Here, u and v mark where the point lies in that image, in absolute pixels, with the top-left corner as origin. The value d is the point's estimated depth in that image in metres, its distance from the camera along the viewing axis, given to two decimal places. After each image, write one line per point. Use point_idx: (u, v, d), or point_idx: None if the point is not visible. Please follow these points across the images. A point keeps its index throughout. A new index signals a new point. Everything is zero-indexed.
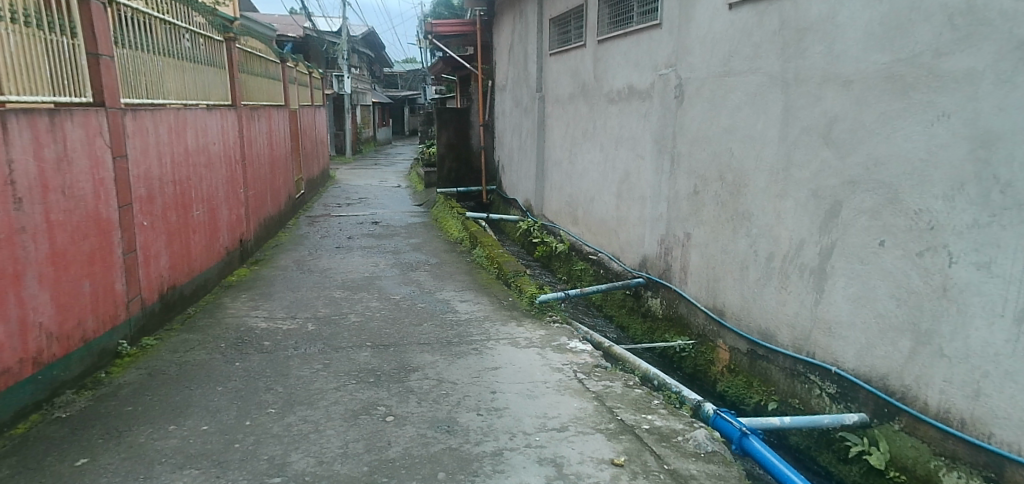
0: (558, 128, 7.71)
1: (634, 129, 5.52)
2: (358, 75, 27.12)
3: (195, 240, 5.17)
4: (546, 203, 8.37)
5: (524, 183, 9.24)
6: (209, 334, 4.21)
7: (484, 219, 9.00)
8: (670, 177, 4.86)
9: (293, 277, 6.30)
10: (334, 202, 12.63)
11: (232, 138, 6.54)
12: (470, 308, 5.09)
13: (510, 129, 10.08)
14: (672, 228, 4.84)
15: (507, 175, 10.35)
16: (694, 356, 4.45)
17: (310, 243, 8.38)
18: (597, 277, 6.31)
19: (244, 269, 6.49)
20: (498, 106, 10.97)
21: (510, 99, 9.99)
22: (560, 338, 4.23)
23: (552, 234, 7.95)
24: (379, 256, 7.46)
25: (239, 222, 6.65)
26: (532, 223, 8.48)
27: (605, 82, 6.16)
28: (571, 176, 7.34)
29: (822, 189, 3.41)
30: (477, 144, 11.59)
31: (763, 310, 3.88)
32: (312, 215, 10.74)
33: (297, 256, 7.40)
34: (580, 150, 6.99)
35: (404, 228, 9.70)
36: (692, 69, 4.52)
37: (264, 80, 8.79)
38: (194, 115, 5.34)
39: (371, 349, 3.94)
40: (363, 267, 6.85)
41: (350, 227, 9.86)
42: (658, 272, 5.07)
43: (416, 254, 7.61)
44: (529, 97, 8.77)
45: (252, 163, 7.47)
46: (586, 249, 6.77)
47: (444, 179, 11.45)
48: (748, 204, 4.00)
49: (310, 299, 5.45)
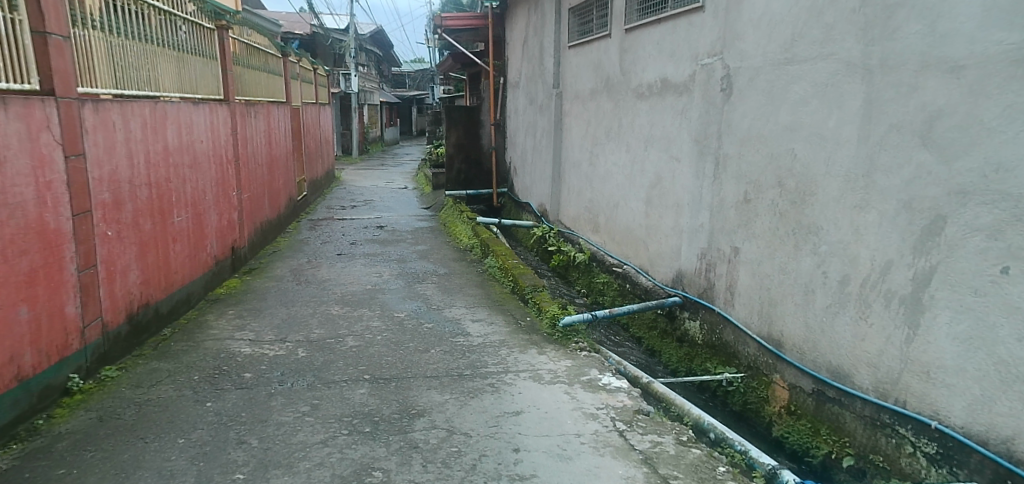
0: (578, 128, 7.10)
1: (669, 128, 4.91)
2: (365, 74, 26.64)
3: (176, 250, 4.59)
4: (563, 208, 7.75)
5: (538, 187, 8.63)
6: (183, 363, 3.64)
7: (496, 225, 8.40)
8: (714, 183, 4.24)
9: (287, 290, 5.73)
10: (338, 204, 12.07)
11: (223, 136, 5.95)
12: (483, 330, 4.49)
13: (523, 128, 9.48)
14: (715, 241, 4.23)
15: (520, 177, 9.76)
16: (744, 392, 3.84)
17: (309, 249, 7.82)
18: (622, 292, 5.70)
19: (235, 280, 5.91)
20: (510, 104, 10.38)
21: (524, 97, 9.38)
22: (589, 371, 3.60)
23: (570, 242, 7.35)
24: (382, 266, 6.87)
25: (229, 228, 6.06)
26: (548, 229, 7.88)
27: (634, 75, 5.55)
28: (592, 179, 6.72)
29: (917, 201, 2.79)
30: (487, 144, 11.00)
31: (833, 343, 3.26)
32: (313, 218, 10.18)
33: (294, 264, 6.83)
34: (603, 150, 6.38)
35: (410, 233, 9.11)
36: (744, 57, 3.91)
37: (264, 75, 8.23)
38: (177, 110, 4.76)
39: (369, 385, 3.35)
40: (365, 278, 6.27)
41: (353, 231, 9.29)
42: (698, 291, 4.45)
43: (423, 263, 7.01)
44: (545, 94, 8.17)
45: (247, 163, 6.90)
46: (608, 260, 6.16)
47: (453, 181, 10.88)
48: (814, 216, 3.38)
49: (304, 317, 4.87)
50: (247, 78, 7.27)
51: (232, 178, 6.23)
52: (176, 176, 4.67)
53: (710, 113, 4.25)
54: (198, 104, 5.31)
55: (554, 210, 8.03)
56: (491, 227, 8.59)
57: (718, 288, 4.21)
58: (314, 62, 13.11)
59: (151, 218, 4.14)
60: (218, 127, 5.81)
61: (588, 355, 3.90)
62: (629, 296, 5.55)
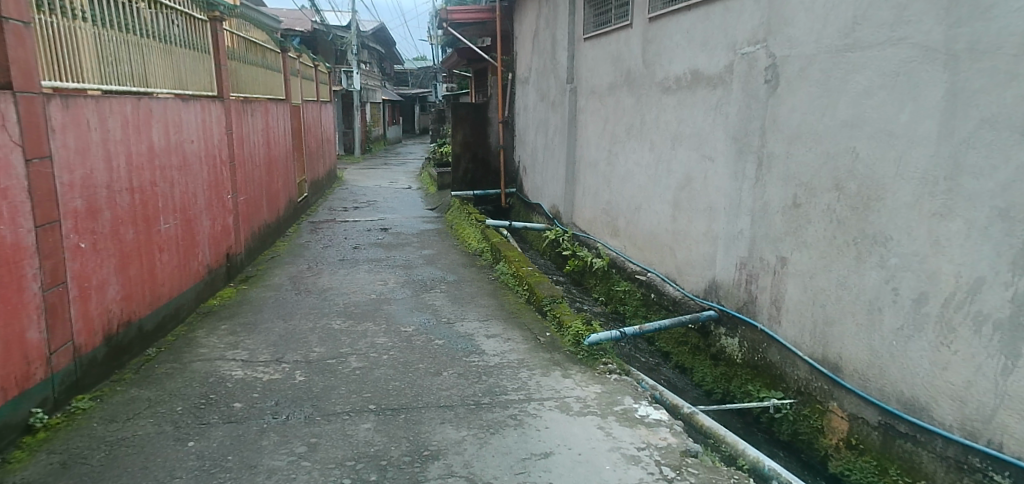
0: (594, 125, 6.69)
1: (702, 125, 4.50)
2: (367, 72, 26.22)
3: (163, 259, 4.21)
4: (578, 210, 7.34)
5: (550, 187, 8.21)
6: (166, 390, 3.24)
7: (507, 227, 7.98)
8: (756, 185, 3.83)
9: (286, 300, 5.33)
10: (340, 205, 11.68)
11: (216, 135, 5.56)
12: (499, 347, 4.08)
13: (533, 126, 9.06)
14: (757, 251, 3.82)
15: (530, 177, 9.35)
16: (794, 420, 3.45)
17: (309, 255, 7.42)
18: (646, 301, 5.29)
19: (229, 289, 5.53)
20: (519, 101, 9.97)
21: (534, 94, 8.96)
22: (623, 399, 3.18)
23: (585, 246, 6.94)
24: (387, 272, 6.47)
25: (223, 233, 5.67)
26: (562, 232, 7.48)
27: (660, 68, 5.13)
28: (610, 180, 6.31)
29: (1018, 209, 2.37)
30: (495, 143, 10.60)
31: (905, 370, 2.85)
32: (315, 220, 9.79)
33: (294, 271, 6.43)
34: (623, 149, 5.97)
35: (416, 236, 8.71)
36: (793, 44, 3.49)
37: (262, 71, 7.84)
38: (165, 107, 4.36)
39: (375, 417, 2.95)
40: (369, 286, 5.87)
41: (356, 234, 8.89)
42: (737, 304, 4.03)
43: (430, 270, 6.61)
44: (557, 89, 7.75)
45: (244, 163, 6.51)
46: (629, 267, 5.75)
47: (460, 181, 10.47)
48: (882, 225, 2.96)
49: (303, 332, 4.48)
50: (244, 74, 6.87)
51: (227, 180, 5.84)
52: (164, 178, 4.27)
53: (752, 107, 3.84)
54: (189, 100, 4.92)
55: (568, 212, 7.62)
56: (501, 230, 8.19)
57: (761, 302, 3.80)
58: (314, 58, 12.68)
59: (134, 225, 3.75)
60: (211, 124, 5.42)
61: (619, 379, 3.49)
62: (654, 307, 5.14)
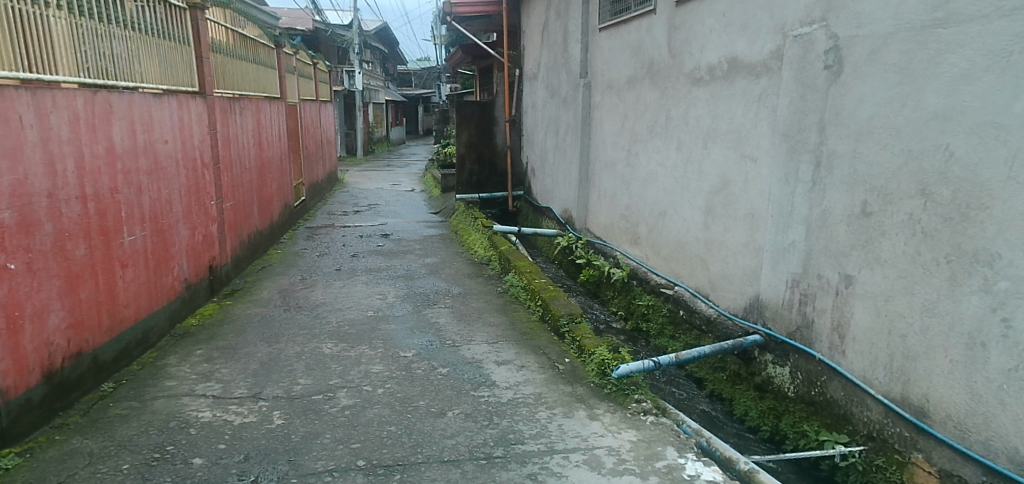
0: (612, 123, 6.14)
1: (743, 121, 3.95)
2: (370, 72, 25.75)
3: (129, 277, 3.68)
4: (593, 215, 6.78)
5: (561, 191, 7.66)
6: (116, 439, 2.73)
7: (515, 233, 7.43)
8: (813, 189, 3.27)
9: (273, 318, 4.81)
10: (340, 209, 11.16)
11: (198, 135, 5.04)
12: (511, 377, 3.53)
13: (543, 124, 8.51)
14: (814, 267, 3.26)
15: (540, 179, 8.79)
16: (864, 471, 2.89)
17: (303, 264, 6.89)
18: (674, 319, 4.73)
19: (211, 306, 5.00)
20: (528, 98, 9.42)
21: (544, 90, 8.41)
22: (667, 453, 2.65)
23: (601, 255, 6.38)
24: (386, 285, 5.94)
25: (206, 244, 5.15)
26: (575, 239, 6.93)
27: (689, 57, 4.58)
28: (630, 183, 5.76)
29: None
30: (501, 143, 10.06)
31: (1018, 423, 2.29)
32: (312, 226, 9.27)
33: (285, 284, 5.90)
34: (644, 149, 5.42)
35: (419, 243, 8.18)
36: (862, 22, 2.94)
37: (253, 67, 7.31)
38: (132, 103, 3.85)
39: (362, 481, 2.42)
40: (366, 301, 5.33)
41: (355, 241, 8.37)
42: (788, 328, 3.47)
43: (434, 282, 6.07)
44: (570, 85, 7.20)
45: (231, 167, 6.00)
46: (652, 279, 5.19)
47: (465, 184, 9.93)
48: (984, 241, 2.41)
49: (289, 358, 3.94)
50: (232, 70, 6.35)
51: (210, 185, 5.32)
52: (130, 184, 3.76)
53: (807, 99, 3.28)
54: (165, 96, 4.41)
55: (582, 217, 7.06)
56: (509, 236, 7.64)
57: (819, 327, 3.24)
58: (312, 56, 12.14)
59: (86, 240, 3.23)
60: (191, 124, 4.90)
61: (656, 423, 2.94)
62: (683, 326, 4.58)
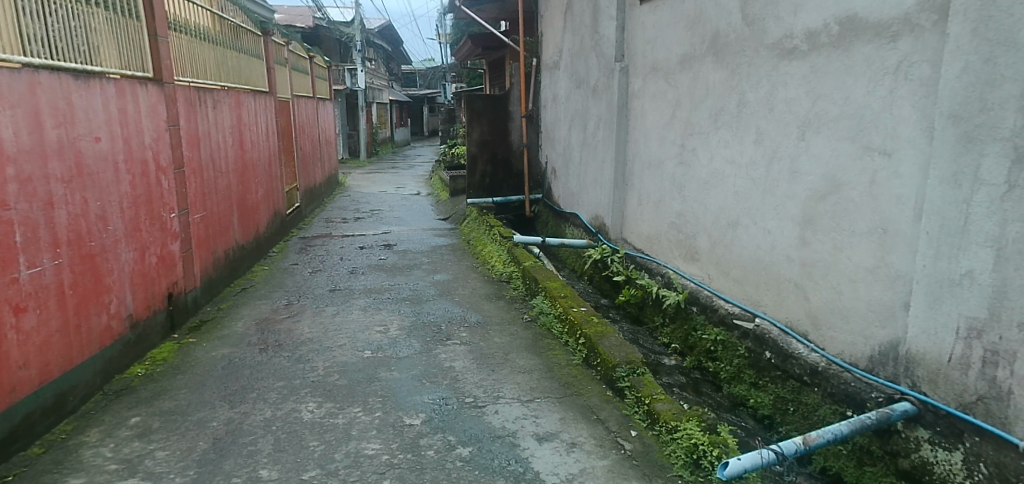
0: (659, 114, 5.10)
1: (869, 101, 2.91)
2: (373, 70, 24.77)
3: (28, 324, 2.70)
4: (633, 223, 5.74)
5: (591, 195, 6.61)
6: None
7: (539, 245, 6.39)
8: (1007, 195, 2.22)
9: (243, 362, 3.79)
10: (339, 216, 10.15)
11: (151, 131, 4.04)
12: (560, 466, 2.50)
13: (566, 118, 7.47)
14: (1012, 312, 2.21)
15: (563, 181, 7.75)
16: None
17: (290, 284, 5.87)
18: (757, 364, 3.69)
19: (168, 347, 3.98)
20: (547, 90, 8.39)
21: (567, 80, 7.39)
22: None
23: (645, 272, 5.33)
24: (387, 312, 4.90)
25: (164, 268, 4.15)
26: (612, 252, 5.89)
27: (776, 22, 3.54)
28: (686, 186, 4.72)
29: None
30: (517, 141, 9.02)
31: None
32: (306, 236, 8.26)
33: (266, 312, 4.88)
34: (705, 143, 4.38)
35: (426, 255, 7.15)
36: None
37: (234, 56, 6.31)
38: (37, 87, 2.85)
39: None
40: (362, 335, 4.31)
41: (353, 253, 7.34)
42: (960, 397, 2.43)
43: (445, 307, 5.04)
44: (601, 71, 6.17)
45: (201, 171, 5.00)
46: (720, 307, 4.13)
47: (476, 186, 8.95)
48: None
49: (254, 428, 2.92)
50: (204, 56, 5.34)
51: (171, 194, 4.33)
52: (31, 196, 2.77)
53: (998, 63, 2.24)
54: (100, 80, 3.42)
55: (618, 225, 6.02)
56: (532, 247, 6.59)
57: (1021, 400, 2.19)
58: (309, 48, 11.12)
59: None
60: (141, 117, 3.90)
61: None
62: (772, 373, 3.54)
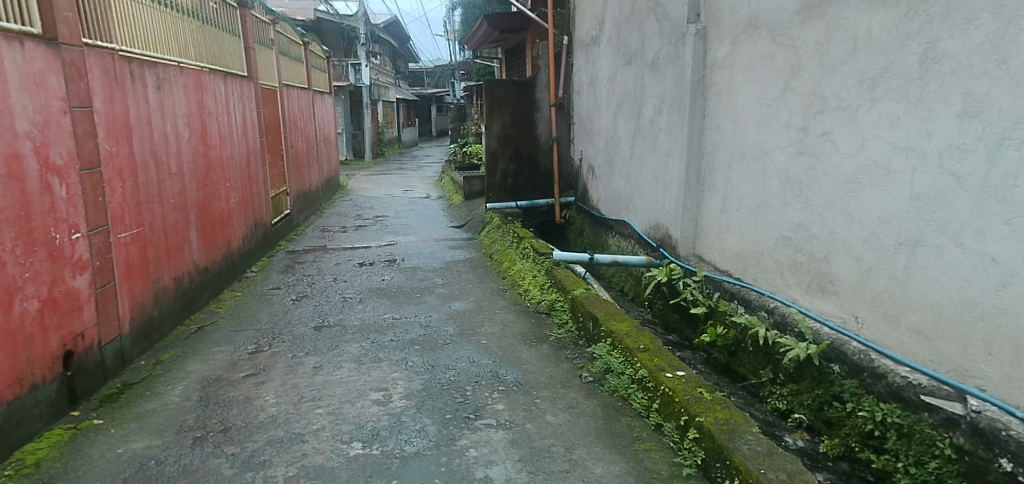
0: (763, 87, 3.73)
1: None
2: (379, 67, 23.53)
3: None
4: (714, 236, 4.34)
5: (649, 199, 5.22)
6: None
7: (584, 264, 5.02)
8: None
9: (163, 467, 2.44)
10: (337, 225, 8.81)
11: (31, 111, 2.68)
12: None
13: (610, 105, 6.12)
14: None
15: (605, 182, 6.39)
16: None
17: (264, 320, 4.51)
18: (980, 476, 2.35)
19: (55, 437, 2.64)
20: (583, 72, 7.06)
21: (612, 57, 6.04)
22: None
23: (738, 304, 3.95)
24: (388, 366, 3.53)
25: (58, 315, 2.79)
26: (686, 274, 4.51)
27: None
28: (814, 186, 3.33)
29: None
30: (545, 134, 7.68)
31: None
32: (296, 251, 6.91)
33: (222, 368, 3.52)
34: (852, 123, 3.03)
35: (440, 275, 5.80)
36: None
37: (196, 25, 4.97)
38: None
39: None
40: (352, 408, 2.96)
41: (351, 272, 6.01)
42: None
43: (469, 356, 3.67)
44: (665, 39, 4.81)
45: (135, 172, 3.65)
46: (890, 373, 2.75)
47: (496, 189, 7.72)
48: None
49: None
50: (145, 19, 4.01)
51: (75, 204, 2.98)
52: None
53: None
54: None
55: (696, 238, 4.61)
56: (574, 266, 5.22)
57: None
58: (303, 33, 9.80)
59: None
60: (9, 87, 2.54)
61: None
62: None
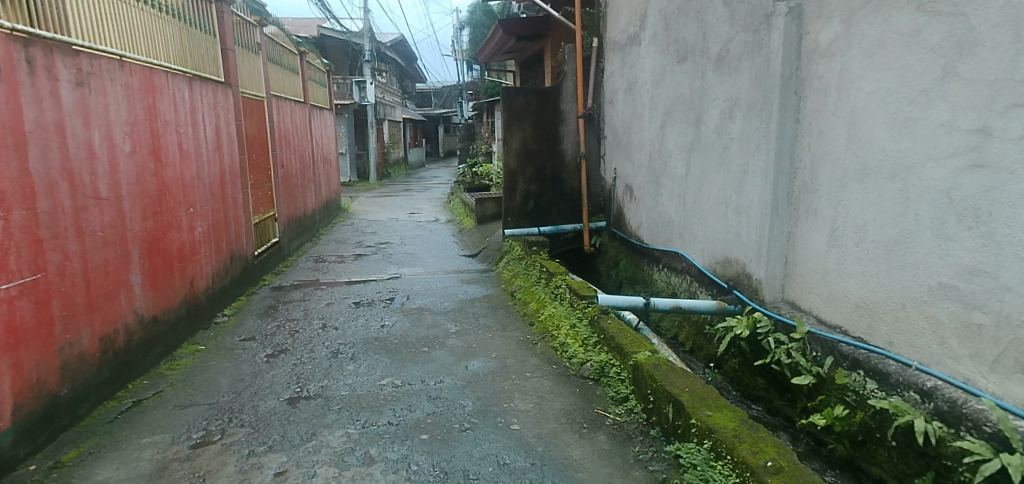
0: (901, 75, 2.72)
1: None
2: (386, 86, 22.75)
3: None
4: (819, 278, 3.28)
5: (716, 227, 4.17)
6: None
7: (639, 311, 3.88)
8: None
9: None
10: (334, 254, 7.78)
11: None
12: None
13: (657, 113, 5.13)
14: None
15: (649, 205, 5.36)
16: None
17: (223, 388, 3.45)
18: None
19: None
20: (618, 77, 6.08)
21: (658, 55, 5.07)
22: None
23: (865, 376, 2.90)
24: (381, 474, 2.45)
25: None
26: (779, 331, 3.44)
27: None
28: (1002, 214, 2.29)
29: None
30: (572, 150, 6.68)
31: None
32: (282, 287, 5.88)
33: (142, 478, 2.47)
34: None
35: (453, 321, 4.75)
36: None
37: (151, 14, 4.00)
38: None
39: None
40: None
41: (344, 314, 4.98)
42: None
43: (496, 455, 2.60)
44: (738, 26, 3.84)
45: (30, 196, 2.63)
46: None
47: (515, 212, 6.74)
48: None
49: None
50: None
51: None
52: None
53: None
54: None
55: (790, 279, 3.53)
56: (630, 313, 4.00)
57: None
58: (298, 42, 8.92)
59: None
60: None
61: None
62: None
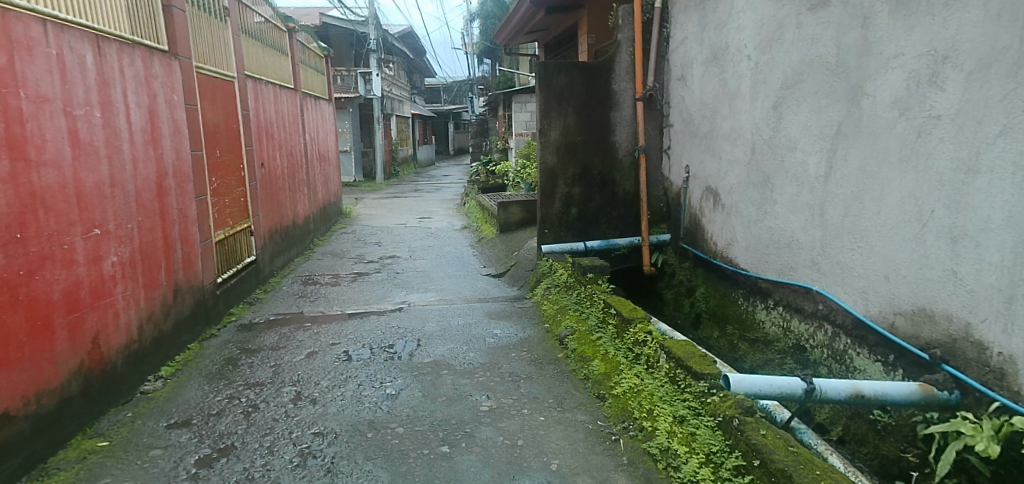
0: None
1: None
2: (394, 78, 21.28)
3: None
4: None
5: (899, 256, 2.66)
6: None
7: (800, 402, 2.41)
8: None
9: None
10: (328, 273, 6.33)
11: None
12: None
13: (767, 87, 3.63)
14: None
15: (752, 218, 3.86)
16: None
17: None
18: None
19: None
20: (693, 44, 4.58)
21: (770, 4, 3.57)
22: None
23: None
24: None
25: None
26: None
27: None
28: None
29: None
30: (627, 142, 5.18)
31: None
32: (250, 327, 4.42)
33: None
34: None
35: (482, 388, 3.27)
36: None
37: None
38: None
39: None
40: None
41: (329, 374, 3.53)
42: None
43: None
44: None
45: None
46: None
47: (554, 224, 5.28)
48: None
49: None
50: None
51: None
52: None
53: None
54: None
55: None
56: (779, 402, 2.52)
57: None
58: (284, 18, 7.48)
59: None
60: None
61: None
62: None
